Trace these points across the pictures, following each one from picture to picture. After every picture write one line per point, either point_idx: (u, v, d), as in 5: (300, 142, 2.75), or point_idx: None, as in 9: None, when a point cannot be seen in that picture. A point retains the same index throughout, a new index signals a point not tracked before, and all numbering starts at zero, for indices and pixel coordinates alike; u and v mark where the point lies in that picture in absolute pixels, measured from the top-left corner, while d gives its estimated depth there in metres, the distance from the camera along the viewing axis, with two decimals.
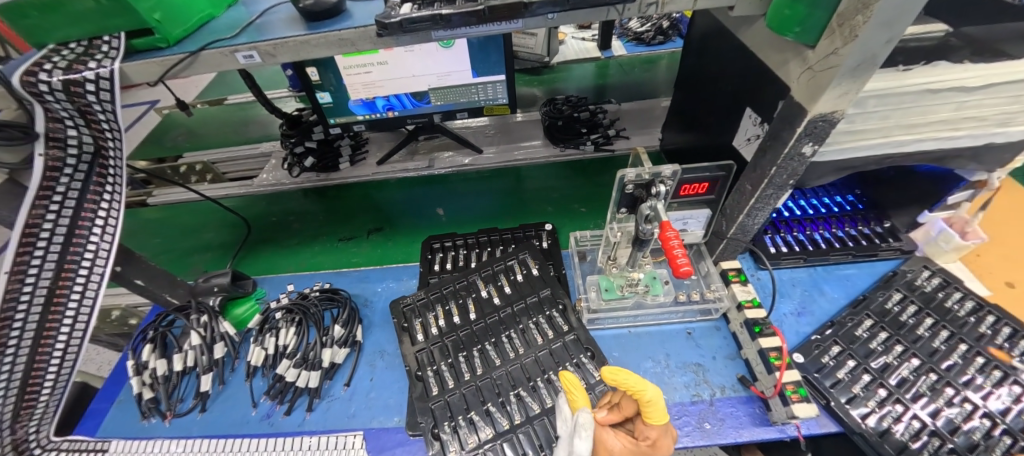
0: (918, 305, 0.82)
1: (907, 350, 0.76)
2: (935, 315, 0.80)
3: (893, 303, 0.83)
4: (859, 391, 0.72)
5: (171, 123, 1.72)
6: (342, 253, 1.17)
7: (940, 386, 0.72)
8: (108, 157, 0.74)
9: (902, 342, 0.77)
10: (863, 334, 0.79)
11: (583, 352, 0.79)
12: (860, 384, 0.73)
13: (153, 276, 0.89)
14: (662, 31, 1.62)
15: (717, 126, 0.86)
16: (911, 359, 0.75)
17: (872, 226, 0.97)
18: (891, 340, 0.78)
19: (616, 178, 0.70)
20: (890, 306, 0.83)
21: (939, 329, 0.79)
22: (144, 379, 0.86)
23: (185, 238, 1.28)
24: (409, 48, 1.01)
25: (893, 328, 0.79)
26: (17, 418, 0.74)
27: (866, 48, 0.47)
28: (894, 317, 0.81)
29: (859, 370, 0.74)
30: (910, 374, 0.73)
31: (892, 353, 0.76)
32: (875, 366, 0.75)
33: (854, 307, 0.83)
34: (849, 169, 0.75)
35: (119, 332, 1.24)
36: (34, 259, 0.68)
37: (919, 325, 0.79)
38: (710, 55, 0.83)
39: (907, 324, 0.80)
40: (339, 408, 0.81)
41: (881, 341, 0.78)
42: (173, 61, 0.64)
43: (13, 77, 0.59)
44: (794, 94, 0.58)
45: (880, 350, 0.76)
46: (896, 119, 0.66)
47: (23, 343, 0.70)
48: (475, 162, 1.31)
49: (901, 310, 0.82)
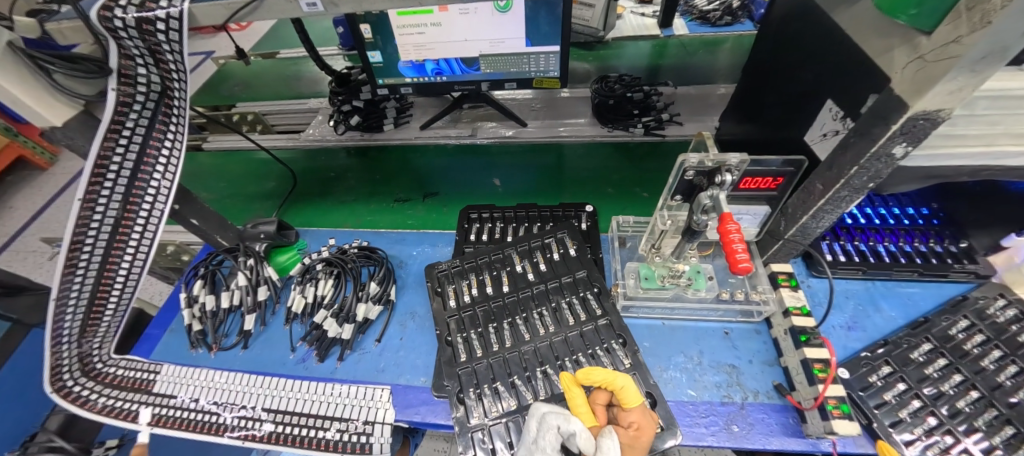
0: (987, 335, 0.75)
1: (966, 380, 0.70)
2: (1005, 348, 0.73)
3: (958, 329, 0.76)
4: (906, 415, 0.67)
5: (227, 72, 1.76)
6: (383, 214, 1.19)
7: (999, 423, 0.66)
8: (173, 97, 0.76)
9: (963, 372, 0.71)
10: (919, 358, 0.73)
11: (614, 338, 0.77)
12: (908, 409, 0.68)
13: (206, 216, 0.93)
14: (730, 10, 1.48)
15: (785, 118, 0.79)
16: (970, 391, 0.69)
17: (946, 244, 0.88)
18: (950, 368, 0.72)
19: (677, 162, 0.66)
20: (955, 332, 0.76)
21: (1007, 363, 0.72)
22: (194, 312, 0.92)
23: (243, 187, 1.34)
24: (464, 9, 0.97)
25: (954, 355, 0.73)
26: (84, 334, 0.81)
27: (996, 39, 0.41)
28: (957, 344, 0.74)
29: (909, 394, 0.69)
30: (966, 406, 0.68)
31: (949, 381, 0.70)
32: (928, 393, 0.69)
33: (913, 327, 0.77)
34: (936, 178, 0.68)
35: (172, 267, 1.32)
36: (104, 190, 0.72)
37: (985, 357, 0.72)
38: (791, 38, 0.75)
39: (971, 353, 0.73)
40: (369, 361, 0.84)
41: (940, 367, 0.72)
42: (238, 5, 0.64)
43: (92, 12, 0.60)
44: (891, 87, 0.52)
45: (935, 376, 0.71)
46: (1005, 126, 0.58)
47: (91, 265, 0.76)
48: (519, 135, 1.29)
49: (967, 338, 0.75)
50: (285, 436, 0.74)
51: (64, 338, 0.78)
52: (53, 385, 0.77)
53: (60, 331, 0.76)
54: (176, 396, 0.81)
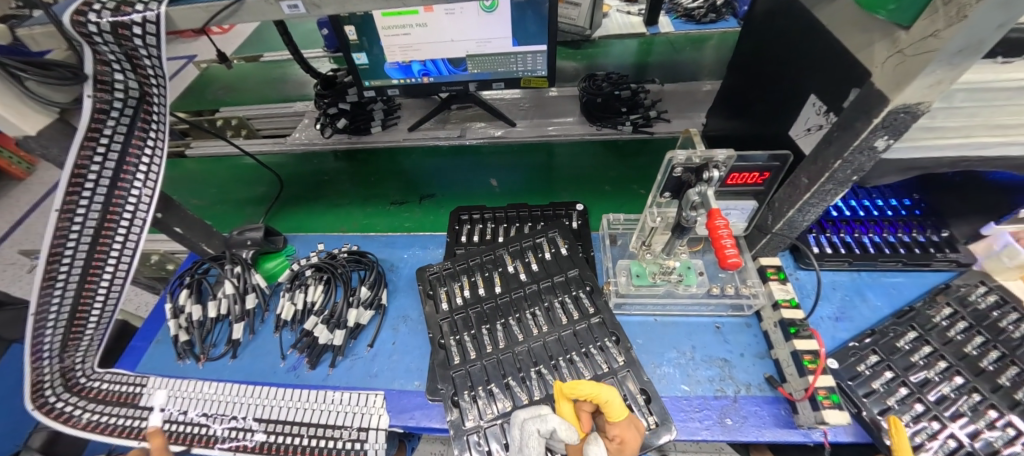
0: (969, 322, 0.77)
1: (950, 367, 0.72)
2: (986, 333, 0.75)
3: (942, 317, 0.78)
4: (893, 403, 0.69)
5: (210, 77, 1.72)
6: (379, 217, 1.17)
7: (983, 407, 0.68)
8: (152, 103, 0.74)
9: (947, 359, 0.73)
10: (905, 346, 0.75)
11: (608, 336, 0.77)
12: (896, 397, 0.69)
13: (190, 224, 0.91)
14: (714, 8, 1.50)
15: (769, 114, 0.80)
16: (955, 377, 0.71)
17: (928, 234, 0.90)
18: (935, 355, 0.73)
19: (666, 159, 0.66)
20: (939, 320, 0.77)
21: (989, 348, 0.73)
22: (181, 322, 0.90)
23: (230, 193, 1.31)
24: (450, 10, 0.97)
25: (938, 342, 0.75)
26: (65, 348, 0.79)
27: (973, 33, 0.42)
28: (941, 331, 0.76)
29: (896, 382, 0.70)
30: (951, 392, 0.69)
31: (934, 368, 0.72)
32: (914, 380, 0.71)
33: (898, 317, 0.79)
34: (917, 169, 0.69)
35: (157, 276, 1.29)
36: (82, 200, 0.70)
37: (967, 343, 0.74)
38: (773, 35, 0.76)
39: (954, 340, 0.75)
40: (361, 367, 0.83)
41: (925, 355, 0.73)
42: (217, 7, 0.62)
43: (64, 17, 0.59)
44: (873, 81, 0.53)
45: (920, 364, 0.72)
46: (982, 117, 0.60)
47: (71, 277, 0.74)
48: (507, 135, 1.28)
49: (950, 325, 0.76)
50: (277, 445, 0.73)
51: (45, 354, 0.76)
52: (35, 402, 0.75)
53: (40, 347, 0.74)
54: (163, 409, 0.79)
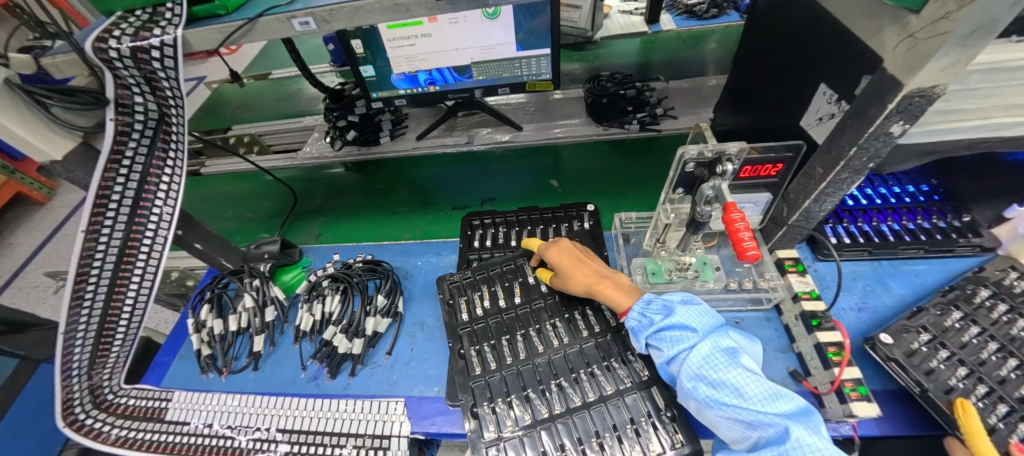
0: (1009, 302, 0.72)
1: (1003, 348, 0.67)
2: None
3: (982, 297, 0.73)
4: (957, 383, 0.64)
5: (223, 97, 1.77)
6: (442, 223, 1.20)
7: None
8: (171, 123, 0.76)
9: (997, 339, 0.68)
10: (954, 325, 0.70)
11: (631, 350, 0.76)
12: (958, 377, 0.64)
13: (209, 241, 0.93)
14: (716, 3, 1.47)
15: (777, 107, 0.79)
16: (1009, 358, 0.66)
17: (949, 219, 0.88)
18: (985, 336, 0.69)
19: (676, 155, 0.67)
20: (981, 300, 0.73)
21: None
22: (202, 337, 0.92)
23: (252, 211, 1.37)
24: (453, 18, 0.98)
25: (985, 322, 0.70)
26: (93, 365, 0.81)
27: (983, 14, 0.42)
28: (983, 311, 0.72)
29: (954, 362, 0.66)
30: (1012, 374, 0.65)
31: (989, 347, 0.68)
32: (972, 358, 0.67)
33: (941, 293, 0.75)
34: (935, 153, 0.68)
35: (178, 293, 1.31)
36: (106, 220, 0.72)
37: (1013, 324, 0.69)
38: (777, 29, 0.77)
39: (999, 321, 0.70)
40: (381, 375, 0.84)
41: (975, 335, 0.69)
42: (232, 28, 0.65)
43: (87, 44, 0.61)
44: (885, 67, 0.52)
45: (974, 344, 0.68)
46: (996, 98, 0.60)
47: (98, 296, 0.75)
48: (514, 139, 1.25)
49: (992, 307, 0.72)
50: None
51: (75, 371, 0.78)
52: (66, 419, 0.77)
53: (70, 365, 0.76)
54: (190, 423, 0.80)
